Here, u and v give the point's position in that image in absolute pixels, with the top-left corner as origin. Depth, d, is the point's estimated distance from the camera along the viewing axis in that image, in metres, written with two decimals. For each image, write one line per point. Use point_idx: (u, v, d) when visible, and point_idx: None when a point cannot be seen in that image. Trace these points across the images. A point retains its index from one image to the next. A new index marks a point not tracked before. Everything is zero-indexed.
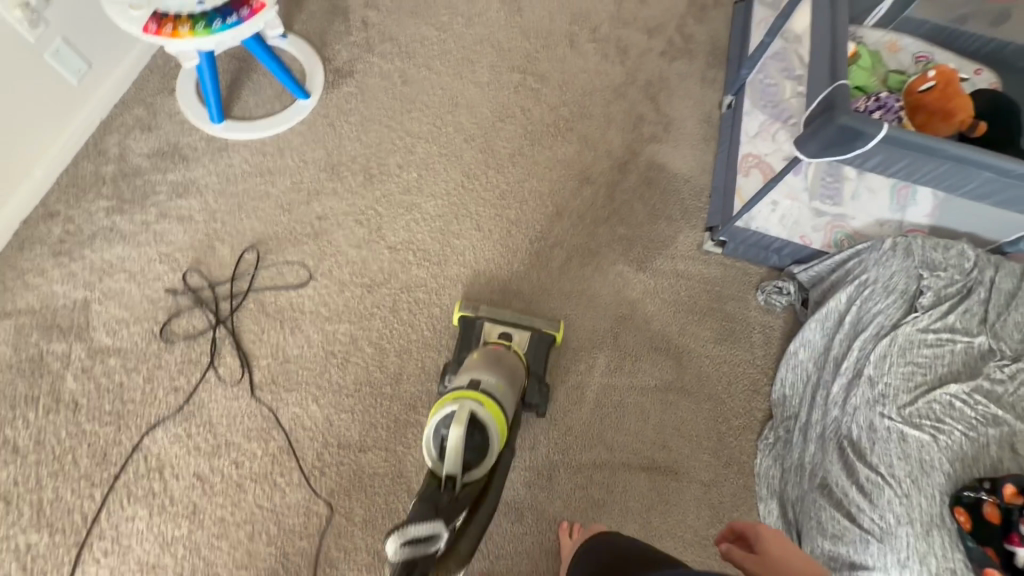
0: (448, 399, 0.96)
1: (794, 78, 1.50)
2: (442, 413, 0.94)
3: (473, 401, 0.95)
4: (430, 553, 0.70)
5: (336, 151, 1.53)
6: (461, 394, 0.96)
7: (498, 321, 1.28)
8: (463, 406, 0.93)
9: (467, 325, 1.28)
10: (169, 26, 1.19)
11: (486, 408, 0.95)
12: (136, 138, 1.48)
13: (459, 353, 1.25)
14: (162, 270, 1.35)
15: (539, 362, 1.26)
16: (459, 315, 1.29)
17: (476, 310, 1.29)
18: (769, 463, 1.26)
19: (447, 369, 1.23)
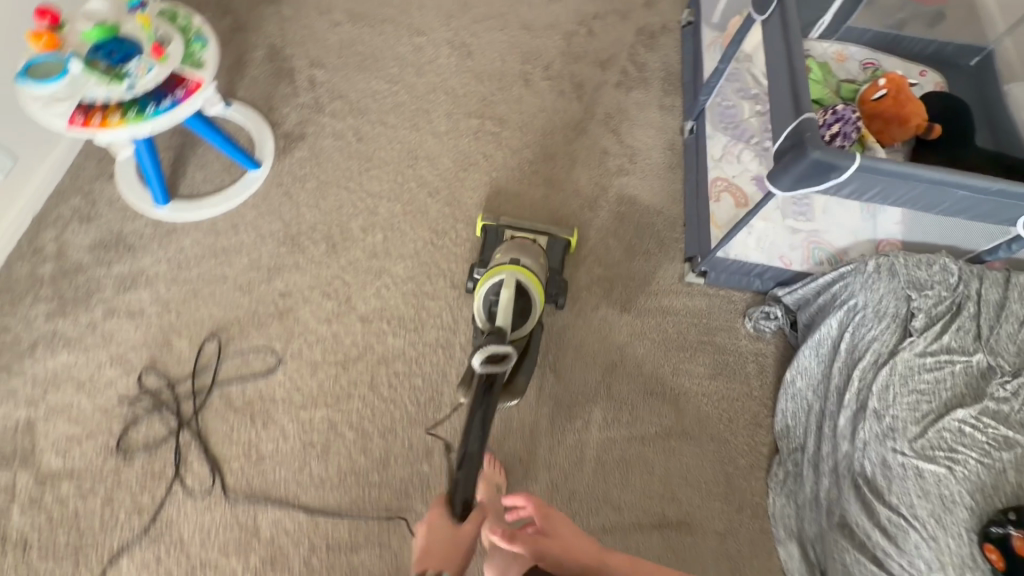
0: (495, 271, 1.17)
1: (751, 98, 1.55)
2: (490, 283, 1.16)
3: (517, 273, 1.16)
4: (501, 370, 0.99)
5: (294, 222, 1.45)
6: (506, 268, 1.17)
7: (517, 228, 1.40)
8: (509, 279, 1.14)
9: (489, 231, 1.39)
10: (97, 116, 1.10)
11: (528, 279, 1.16)
12: (75, 232, 1.38)
13: (484, 254, 1.35)
14: (115, 374, 1.23)
15: (556, 260, 1.36)
16: (481, 224, 1.42)
17: (496, 220, 1.42)
18: (782, 502, 1.21)
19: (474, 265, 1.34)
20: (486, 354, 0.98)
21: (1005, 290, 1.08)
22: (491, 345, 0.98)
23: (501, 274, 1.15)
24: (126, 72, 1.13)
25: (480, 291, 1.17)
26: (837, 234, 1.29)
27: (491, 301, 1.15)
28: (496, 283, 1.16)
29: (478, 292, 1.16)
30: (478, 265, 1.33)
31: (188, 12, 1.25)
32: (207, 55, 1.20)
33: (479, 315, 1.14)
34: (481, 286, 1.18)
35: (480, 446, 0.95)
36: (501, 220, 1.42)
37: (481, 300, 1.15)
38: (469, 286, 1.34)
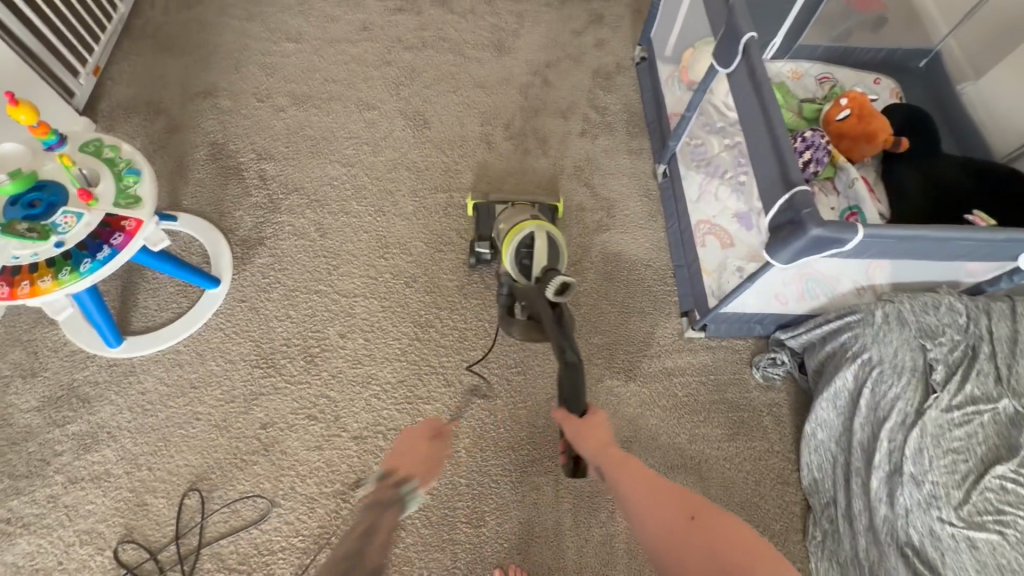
0: (525, 223, 1.20)
1: (717, 131, 1.42)
2: (520, 236, 1.18)
3: (546, 227, 1.19)
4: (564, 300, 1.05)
5: (265, 339, 1.34)
6: (528, 222, 1.19)
7: (504, 202, 1.45)
8: (538, 231, 1.17)
9: (481, 210, 1.43)
10: (25, 282, 0.98)
11: (554, 229, 1.20)
12: (19, 391, 1.23)
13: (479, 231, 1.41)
14: (86, 554, 1.10)
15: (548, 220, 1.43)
16: (471, 204, 1.46)
17: (485, 198, 1.46)
18: (827, 567, 1.14)
19: (475, 243, 1.40)
20: (557, 286, 1.05)
21: (1013, 321, 1.05)
22: (559, 277, 1.05)
23: (527, 227, 1.18)
24: (52, 225, 1.01)
25: (508, 252, 1.18)
26: (830, 267, 1.13)
27: (522, 257, 1.17)
28: (524, 238, 1.18)
29: (508, 251, 1.17)
30: (478, 241, 1.39)
31: (114, 140, 1.14)
32: (143, 189, 1.09)
33: (516, 272, 1.17)
34: (507, 247, 1.18)
35: (579, 353, 0.97)
36: (490, 198, 1.47)
37: (513, 256, 1.17)
38: (471, 261, 1.41)
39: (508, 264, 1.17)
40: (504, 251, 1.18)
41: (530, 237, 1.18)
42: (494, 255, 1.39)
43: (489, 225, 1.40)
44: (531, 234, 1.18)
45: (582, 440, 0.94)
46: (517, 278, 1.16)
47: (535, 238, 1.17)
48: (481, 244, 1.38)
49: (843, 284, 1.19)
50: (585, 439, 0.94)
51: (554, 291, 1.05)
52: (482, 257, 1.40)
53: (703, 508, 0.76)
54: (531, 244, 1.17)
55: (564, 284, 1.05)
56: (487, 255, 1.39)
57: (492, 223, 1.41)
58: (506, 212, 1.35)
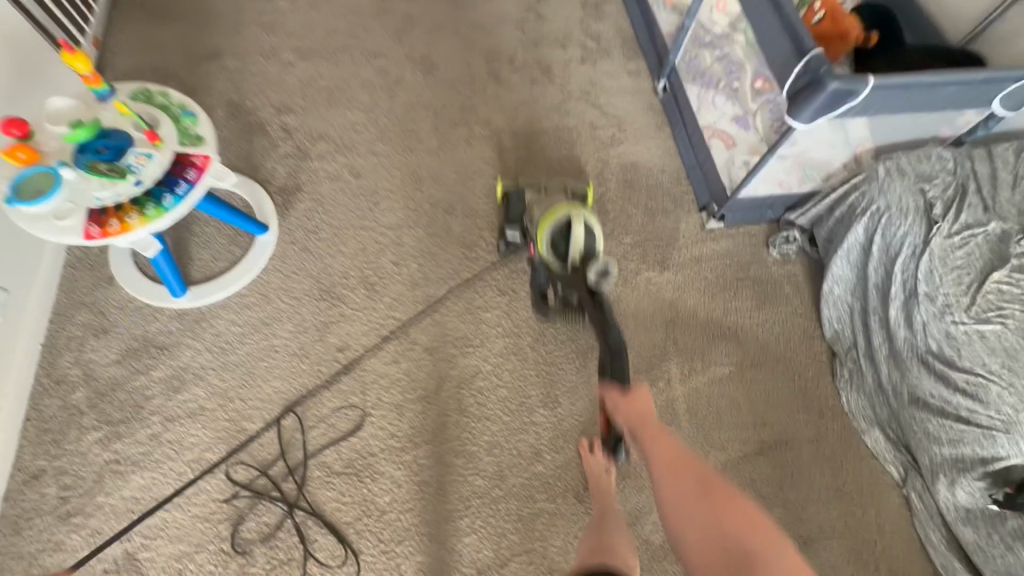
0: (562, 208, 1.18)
1: (707, 44, 1.54)
2: (556, 222, 1.17)
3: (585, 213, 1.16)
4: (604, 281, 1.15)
5: (324, 274, 1.41)
6: (567, 206, 1.17)
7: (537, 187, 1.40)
8: (575, 216, 1.15)
9: (511, 194, 1.40)
10: (114, 221, 1.02)
11: (591, 217, 1.17)
12: (95, 348, 1.27)
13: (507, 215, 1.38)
14: (200, 479, 1.17)
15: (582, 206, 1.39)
16: (501, 188, 1.42)
17: (516, 183, 1.41)
18: (856, 398, 1.32)
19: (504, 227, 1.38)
20: (598, 271, 1.14)
21: (991, 161, 1.23)
22: (603, 260, 1.15)
23: (563, 212, 1.16)
24: (127, 165, 1.05)
25: (543, 236, 1.17)
26: (820, 149, 1.29)
27: (557, 243, 1.17)
28: (560, 223, 1.17)
29: (544, 232, 1.17)
30: (508, 226, 1.36)
31: (162, 88, 1.17)
32: (202, 128, 1.13)
33: (551, 258, 1.17)
34: (542, 230, 1.18)
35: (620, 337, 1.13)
36: (521, 182, 1.42)
37: (548, 241, 1.17)
38: (500, 245, 1.42)
39: (543, 248, 1.17)
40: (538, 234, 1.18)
41: (565, 225, 1.17)
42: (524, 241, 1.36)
43: (520, 210, 1.35)
44: (566, 220, 1.17)
45: (622, 411, 0.99)
46: (551, 263, 1.17)
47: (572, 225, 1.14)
48: (512, 230, 1.35)
49: (835, 160, 1.34)
50: (627, 409, 0.99)
51: (595, 276, 1.14)
52: (512, 242, 1.38)
53: (712, 479, 0.79)
54: (565, 230, 1.16)
55: (606, 269, 1.14)
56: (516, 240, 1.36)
57: (523, 208, 1.37)
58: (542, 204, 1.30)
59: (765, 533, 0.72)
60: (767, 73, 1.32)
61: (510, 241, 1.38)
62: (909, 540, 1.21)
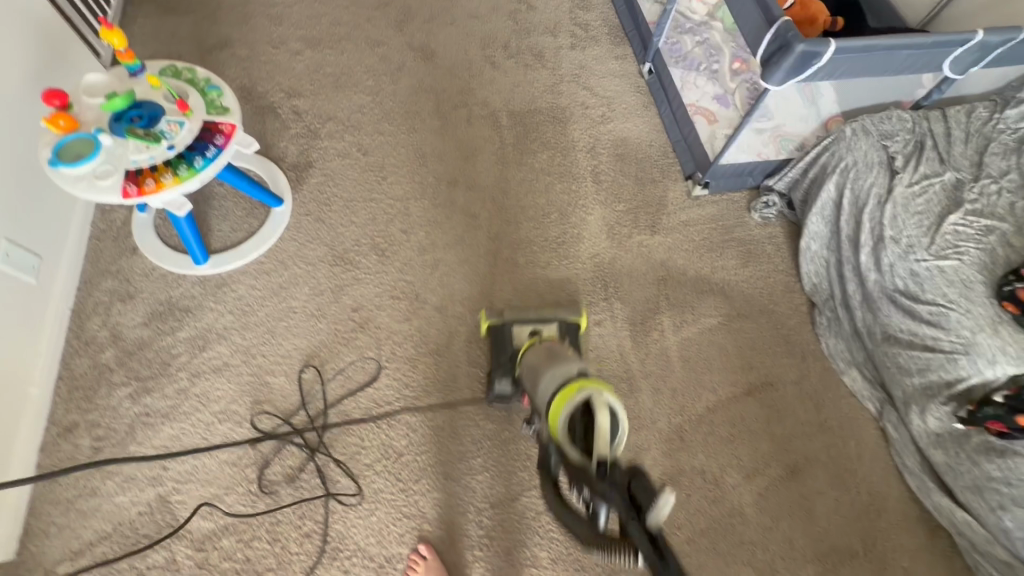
0: (582, 385, 0.87)
1: (688, 31, 1.74)
2: (574, 402, 0.85)
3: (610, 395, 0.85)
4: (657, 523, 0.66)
5: (337, 242, 1.49)
6: (588, 383, 0.87)
7: (524, 322, 1.32)
8: (596, 396, 0.83)
9: (497, 335, 1.31)
10: (150, 180, 1.10)
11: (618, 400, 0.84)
12: (122, 312, 1.34)
13: (496, 364, 1.28)
14: (227, 428, 1.24)
15: (574, 343, 1.31)
16: (487, 327, 1.35)
17: (500, 317, 1.34)
18: (834, 341, 1.43)
19: (493, 379, 1.28)
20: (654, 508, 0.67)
21: (946, 122, 1.37)
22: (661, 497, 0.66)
23: (582, 391, 0.85)
24: (161, 132, 1.13)
25: (559, 417, 0.85)
26: (791, 121, 1.48)
27: (577, 428, 0.85)
28: (579, 404, 0.86)
29: (558, 412, 0.85)
30: (498, 379, 1.26)
31: (189, 65, 1.26)
32: (227, 100, 1.23)
33: (567, 447, 0.82)
34: (558, 408, 0.86)
35: None
36: (506, 316, 1.35)
37: (565, 424, 0.84)
38: (491, 400, 1.29)
39: (559, 435, 0.83)
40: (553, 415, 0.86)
41: (585, 408, 0.85)
42: (516, 391, 1.26)
43: (509, 357, 1.27)
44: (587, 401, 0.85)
45: None
46: (570, 456, 0.81)
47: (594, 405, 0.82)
48: (501, 381, 1.25)
49: (802, 130, 1.51)
50: None
51: (653, 520, 0.66)
52: (504, 394, 1.27)
53: None
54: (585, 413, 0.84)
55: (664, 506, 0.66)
56: (507, 391, 1.26)
57: (512, 352, 1.28)
58: (533, 350, 1.20)
59: None
60: (744, 57, 1.58)
61: (502, 393, 1.27)
62: (885, 464, 1.32)
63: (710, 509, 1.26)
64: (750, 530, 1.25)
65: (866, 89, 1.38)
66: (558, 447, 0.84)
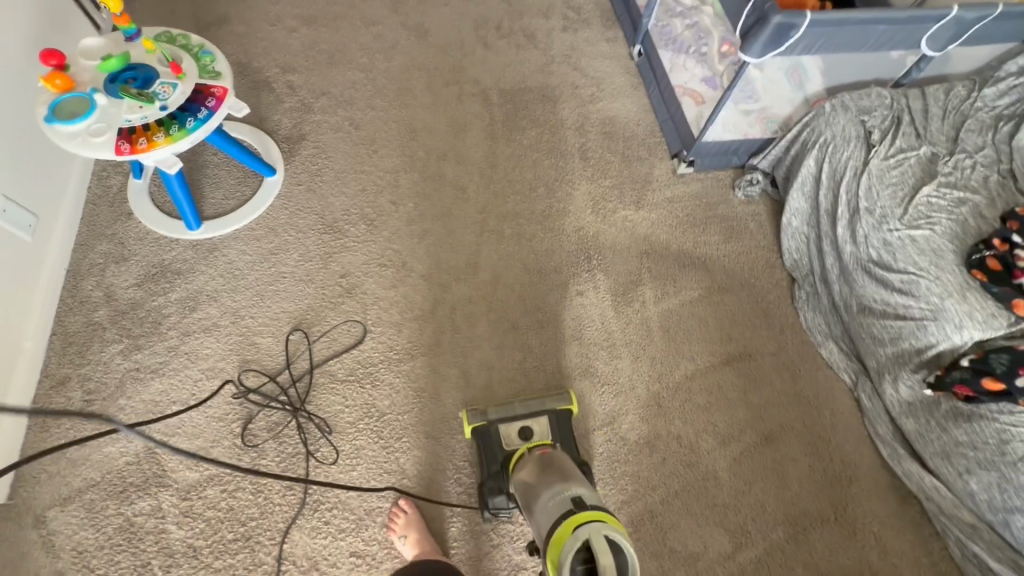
0: (578, 521, 0.79)
1: (680, 14, 1.75)
2: (573, 543, 0.76)
3: (610, 530, 0.77)
4: None
5: (327, 211, 1.53)
6: (586, 516, 0.79)
7: (512, 420, 1.20)
8: (596, 536, 0.75)
9: (485, 441, 1.18)
10: (142, 139, 1.14)
11: (621, 533, 0.76)
12: (116, 273, 1.38)
13: (487, 476, 1.16)
14: (215, 385, 1.27)
15: (569, 437, 1.20)
16: (470, 429, 1.21)
17: (485, 418, 1.21)
18: (813, 315, 1.46)
19: (486, 497, 1.14)
20: None
21: (924, 100, 1.40)
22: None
23: (580, 530, 0.77)
24: (154, 93, 1.17)
25: (557, 564, 0.76)
26: (780, 104, 1.52)
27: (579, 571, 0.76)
28: (578, 546, 0.77)
29: (557, 558, 0.76)
30: (490, 495, 1.13)
31: (183, 31, 1.30)
32: (220, 65, 1.26)
33: None
34: (557, 551, 0.77)
35: None
36: (490, 414, 1.23)
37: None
38: (485, 517, 1.16)
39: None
40: (553, 560, 0.77)
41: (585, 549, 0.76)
42: (514, 505, 1.15)
43: (500, 468, 1.15)
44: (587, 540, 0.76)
45: None
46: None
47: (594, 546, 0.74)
48: (498, 501, 1.13)
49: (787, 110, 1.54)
50: None
51: None
52: (500, 512, 1.15)
53: None
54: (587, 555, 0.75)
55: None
56: (503, 508, 1.14)
57: (504, 459, 1.16)
58: (525, 465, 1.07)
59: None
60: (733, 40, 1.61)
61: (500, 511, 1.14)
62: (859, 432, 1.35)
63: (684, 473, 1.29)
64: (723, 493, 1.27)
65: (847, 65, 1.41)
66: None
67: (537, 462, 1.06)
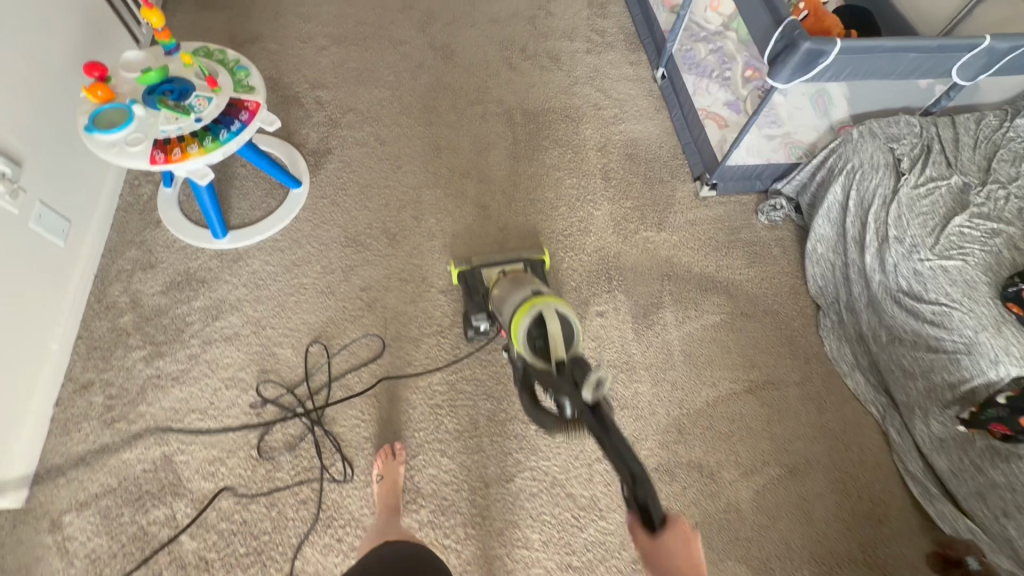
0: (531, 303, 1.00)
1: (703, 40, 1.79)
2: (529, 316, 0.97)
3: (555, 304, 0.98)
4: (601, 393, 0.79)
5: (351, 225, 1.54)
6: (540, 300, 1.00)
7: (492, 266, 1.37)
8: (546, 307, 0.96)
9: (469, 279, 1.35)
10: (176, 149, 1.16)
11: (565, 305, 0.98)
12: (142, 280, 1.40)
13: (470, 303, 1.31)
14: (233, 394, 1.28)
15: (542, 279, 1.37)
16: (456, 273, 1.38)
17: (469, 263, 1.38)
18: (837, 344, 1.43)
19: (469, 316, 1.30)
20: (591, 383, 0.79)
21: (954, 129, 1.38)
22: (592, 374, 0.79)
23: (533, 305, 0.98)
24: (190, 106, 1.20)
25: (518, 333, 0.97)
26: (805, 131, 1.53)
27: (534, 337, 0.96)
28: (533, 318, 0.97)
29: (517, 328, 0.98)
30: (473, 314, 1.28)
31: (220, 47, 1.33)
32: (254, 80, 1.29)
33: (528, 356, 0.93)
34: (517, 326, 0.98)
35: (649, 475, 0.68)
36: (473, 262, 1.40)
37: (523, 337, 0.96)
38: (469, 336, 1.32)
39: (521, 347, 0.95)
40: (513, 331, 0.98)
41: (539, 318, 0.97)
42: (493, 324, 1.29)
43: (481, 295, 1.31)
44: (540, 314, 0.97)
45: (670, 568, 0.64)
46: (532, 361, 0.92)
47: (546, 317, 0.94)
48: (478, 316, 1.28)
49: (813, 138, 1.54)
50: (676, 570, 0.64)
51: (588, 393, 0.78)
52: (481, 330, 1.30)
53: None
54: (539, 322, 0.96)
55: (600, 381, 0.79)
56: (485, 326, 1.29)
57: (484, 292, 1.33)
58: (500, 282, 1.24)
59: None
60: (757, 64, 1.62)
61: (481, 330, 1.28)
62: (888, 470, 1.30)
63: (705, 503, 1.26)
64: (745, 525, 1.23)
65: (876, 93, 1.40)
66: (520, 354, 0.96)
67: (508, 278, 1.23)
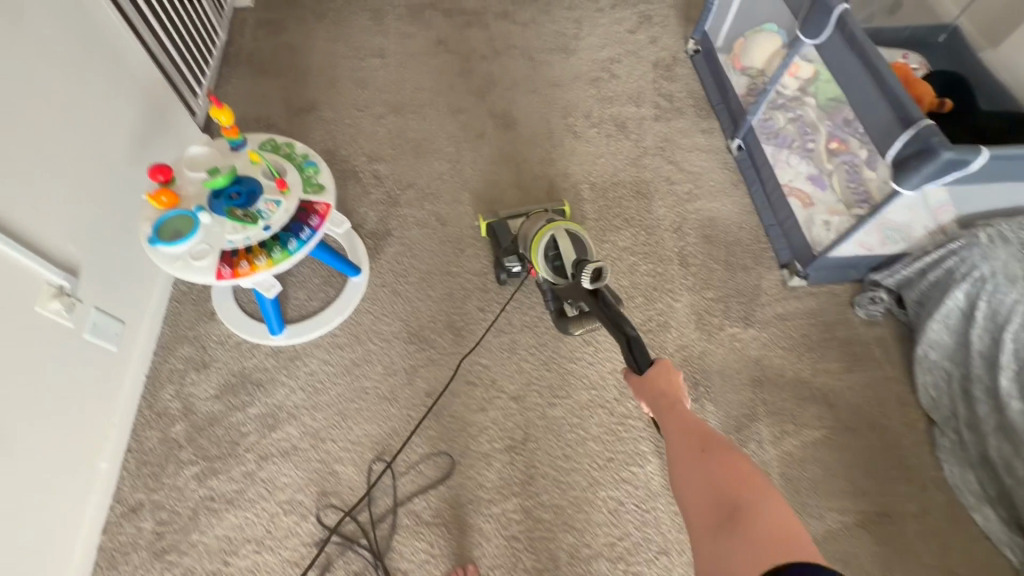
0: (542, 229, 1.25)
1: (780, 106, 1.62)
2: (542, 241, 1.23)
3: (560, 225, 1.24)
4: (604, 281, 1.03)
5: (413, 317, 1.43)
6: (548, 225, 1.25)
7: (516, 216, 1.49)
8: (556, 230, 1.23)
9: (496, 227, 1.46)
10: (244, 263, 1.07)
11: (571, 225, 1.25)
12: (195, 382, 1.31)
13: (500, 248, 1.42)
14: (292, 521, 1.18)
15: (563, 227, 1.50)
16: (484, 226, 1.48)
17: (496, 216, 1.48)
18: (960, 471, 1.26)
19: (500, 259, 1.41)
20: (591, 274, 1.03)
21: None
22: (589, 268, 1.03)
23: (545, 230, 1.23)
24: (258, 212, 1.10)
25: (537, 256, 1.23)
26: (899, 214, 1.31)
27: (549, 255, 1.22)
28: (547, 241, 1.23)
29: (535, 253, 1.23)
30: (505, 256, 1.39)
31: (287, 139, 1.26)
32: (324, 177, 1.21)
33: (550, 275, 1.21)
34: (535, 249, 1.24)
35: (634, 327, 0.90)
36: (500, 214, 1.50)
37: (542, 260, 1.22)
38: (501, 277, 1.43)
39: (542, 270, 1.22)
40: (533, 257, 1.23)
41: (552, 239, 1.23)
42: (523, 267, 1.40)
43: (510, 237, 1.42)
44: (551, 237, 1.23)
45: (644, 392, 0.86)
46: (553, 279, 1.20)
47: (557, 239, 1.21)
48: (510, 258, 1.38)
49: (917, 226, 1.36)
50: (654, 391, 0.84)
51: (590, 284, 1.03)
52: (512, 271, 1.40)
53: (717, 446, 0.73)
54: (553, 244, 1.22)
55: (599, 273, 1.03)
56: (516, 268, 1.39)
57: (510, 238, 1.43)
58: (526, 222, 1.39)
59: (761, 488, 0.68)
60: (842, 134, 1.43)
61: (513, 271, 1.41)
62: None
63: None
64: None
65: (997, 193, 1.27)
66: (543, 276, 1.24)
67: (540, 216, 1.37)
